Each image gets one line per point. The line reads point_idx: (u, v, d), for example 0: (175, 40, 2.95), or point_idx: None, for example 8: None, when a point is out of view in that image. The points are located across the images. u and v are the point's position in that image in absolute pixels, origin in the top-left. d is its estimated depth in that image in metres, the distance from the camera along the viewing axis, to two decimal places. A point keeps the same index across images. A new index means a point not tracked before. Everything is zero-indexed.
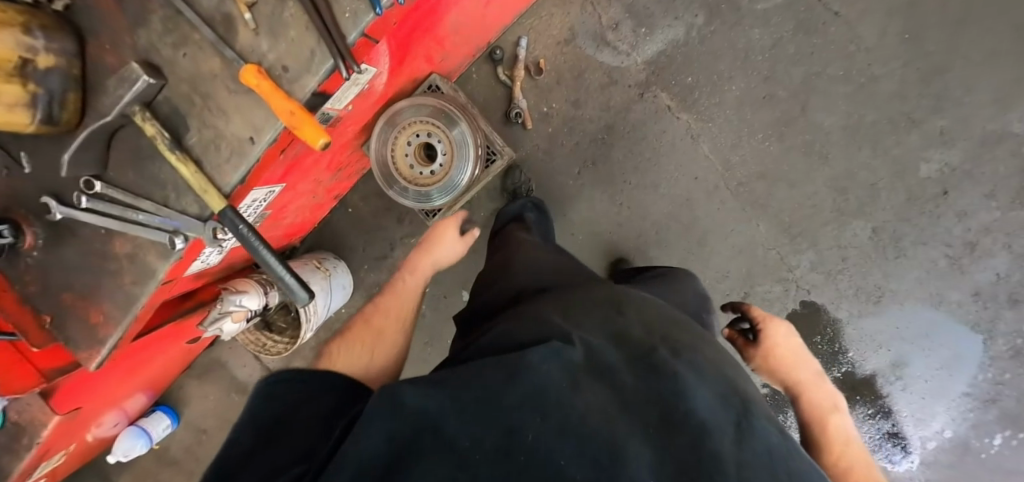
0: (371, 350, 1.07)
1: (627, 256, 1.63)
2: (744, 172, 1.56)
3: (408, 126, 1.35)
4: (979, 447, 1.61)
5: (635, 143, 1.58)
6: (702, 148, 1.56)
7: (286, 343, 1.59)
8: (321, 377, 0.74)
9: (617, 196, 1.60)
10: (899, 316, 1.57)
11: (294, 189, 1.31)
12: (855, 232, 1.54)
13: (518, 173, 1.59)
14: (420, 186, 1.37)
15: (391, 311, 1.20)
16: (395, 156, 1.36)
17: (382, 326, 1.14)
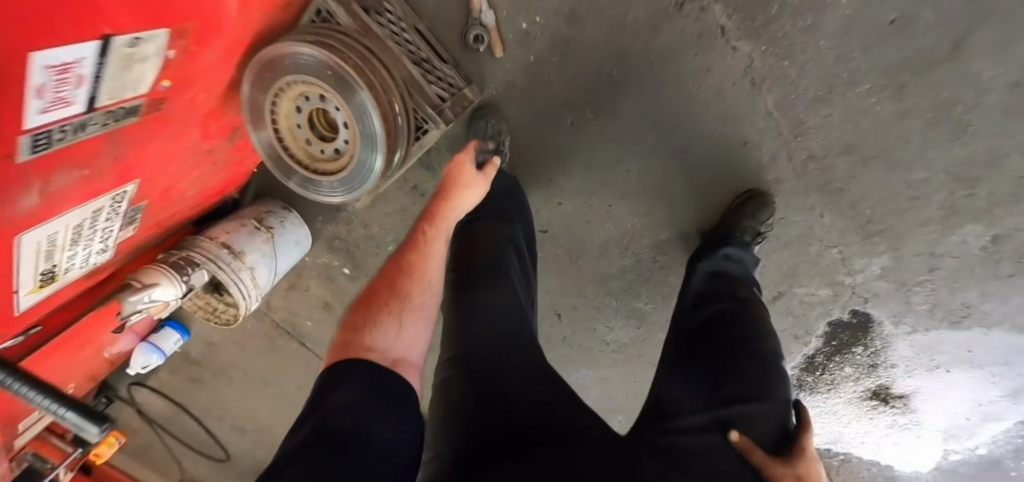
0: (397, 333, 0.77)
1: (633, 234, 1.27)
2: (819, 140, 1.05)
3: (283, 88, 0.86)
4: (1010, 466, 1.45)
5: (663, 88, 1.02)
6: (766, 101, 1.01)
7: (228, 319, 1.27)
8: (358, 365, 0.71)
9: (624, 160, 1.12)
10: (978, 341, 1.24)
11: (161, 176, 0.92)
12: (963, 239, 1.10)
13: (483, 125, 1.07)
14: (321, 176, 0.93)
15: (426, 266, 0.87)
16: (281, 132, 0.91)
17: (410, 290, 0.83)
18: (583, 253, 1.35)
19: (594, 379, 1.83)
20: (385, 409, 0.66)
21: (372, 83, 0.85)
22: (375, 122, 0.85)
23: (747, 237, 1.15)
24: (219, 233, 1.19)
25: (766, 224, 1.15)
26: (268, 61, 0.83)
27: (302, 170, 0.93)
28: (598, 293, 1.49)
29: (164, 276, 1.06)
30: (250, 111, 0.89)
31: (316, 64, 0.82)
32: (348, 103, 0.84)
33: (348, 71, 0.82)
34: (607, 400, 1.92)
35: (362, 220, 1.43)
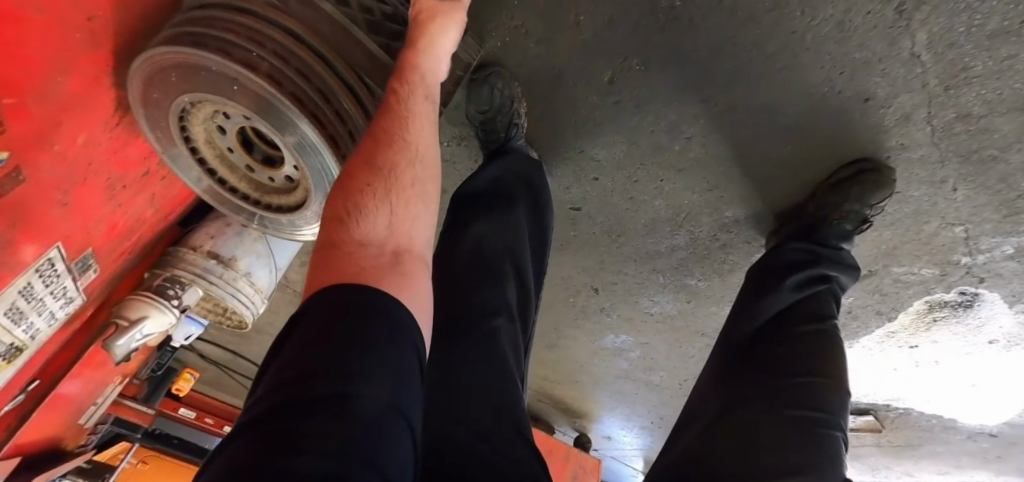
0: (394, 236, 0.52)
1: (690, 212, 0.98)
2: (983, 93, 0.70)
3: (185, 106, 0.55)
4: None
5: (753, 26, 0.66)
6: (914, 41, 0.65)
7: (238, 322, 0.99)
8: (347, 291, 0.46)
9: (683, 126, 0.80)
10: None
11: (93, 218, 0.64)
12: None
13: (485, 92, 0.76)
14: (277, 213, 0.64)
15: (413, 123, 0.57)
16: (210, 162, 0.61)
17: (397, 163, 0.54)
18: (624, 232, 1.07)
19: (634, 344, 1.63)
20: (386, 359, 0.43)
21: (311, 91, 0.53)
22: (326, 149, 0.55)
23: (849, 224, 0.88)
24: (205, 237, 0.89)
25: (875, 208, 0.85)
26: (146, 73, 0.52)
27: (253, 209, 0.65)
28: (642, 270, 1.21)
29: (150, 305, 0.86)
30: (157, 140, 0.59)
31: (216, 73, 0.50)
32: (285, 131, 0.53)
33: (264, 84, 0.50)
34: (648, 361, 1.73)
35: None
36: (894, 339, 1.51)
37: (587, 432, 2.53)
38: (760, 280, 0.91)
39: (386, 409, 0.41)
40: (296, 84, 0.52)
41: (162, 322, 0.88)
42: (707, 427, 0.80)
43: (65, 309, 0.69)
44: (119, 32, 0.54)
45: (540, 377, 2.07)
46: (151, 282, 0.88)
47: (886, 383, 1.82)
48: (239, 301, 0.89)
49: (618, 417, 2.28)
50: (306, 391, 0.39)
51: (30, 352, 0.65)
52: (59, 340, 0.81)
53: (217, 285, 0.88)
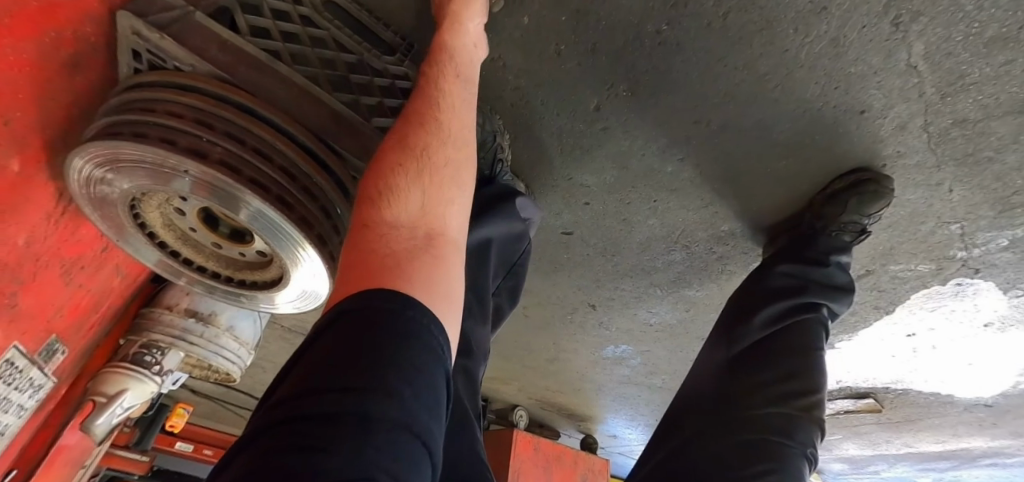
0: (429, 220, 0.47)
1: (684, 230, 0.96)
2: (980, 98, 0.68)
3: (135, 196, 0.51)
4: None
5: (743, 47, 0.62)
6: (910, 54, 0.62)
7: (225, 376, 0.94)
8: (390, 296, 0.39)
9: (674, 148, 0.77)
10: None
11: (53, 307, 0.60)
12: None
13: None
14: (252, 289, 0.60)
15: (445, 100, 0.52)
16: (173, 240, 0.58)
17: (428, 141, 0.49)
18: (618, 252, 1.04)
19: (635, 353, 1.61)
20: (416, 378, 0.36)
21: (273, 173, 0.48)
22: (295, 232, 0.51)
23: (846, 235, 0.85)
24: (180, 293, 0.86)
25: (873, 217, 0.83)
26: (87, 168, 0.48)
27: (226, 287, 0.61)
28: (639, 284, 1.19)
29: (130, 378, 0.84)
30: (111, 229, 0.55)
31: (163, 165, 0.46)
32: (245, 214, 0.49)
33: (216, 172, 0.46)
34: (650, 366, 1.71)
35: None
36: (894, 330, 1.50)
37: (592, 433, 2.51)
38: (738, 309, 0.89)
39: (414, 439, 0.34)
40: (255, 167, 0.48)
41: (144, 391, 0.86)
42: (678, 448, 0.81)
43: (36, 396, 0.64)
44: (48, 118, 0.49)
45: (542, 388, 2.04)
46: (128, 354, 0.85)
47: (885, 369, 1.83)
48: (224, 358, 0.86)
49: (622, 418, 2.28)
50: (323, 399, 0.33)
51: (1, 450, 0.61)
52: (33, 426, 0.77)
53: (199, 344, 0.84)
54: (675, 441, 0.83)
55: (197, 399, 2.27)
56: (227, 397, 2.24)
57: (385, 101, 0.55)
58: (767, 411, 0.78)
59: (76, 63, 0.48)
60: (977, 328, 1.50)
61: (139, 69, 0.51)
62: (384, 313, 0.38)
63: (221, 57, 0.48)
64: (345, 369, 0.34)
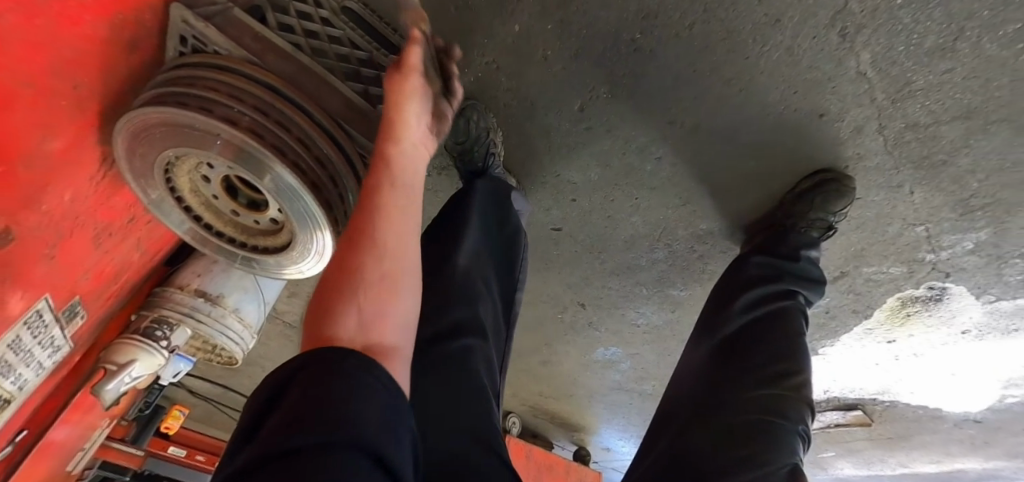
0: (378, 287, 0.48)
1: (666, 228, 1.02)
2: (928, 103, 0.76)
3: (170, 160, 0.58)
4: None
5: (710, 54, 0.70)
6: (859, 62, 0.69)
7: (227, 358, 1.02)
8: (344, 355, 0.41)
9: (654, 148, 0.85)
10: None
11: (82, 269, 0.66)
12: None
13: (461, 125, 0.78)
14: (263, 254, 0.67)
15: (383, 211, 0.52)
16: (199, 207, 0.64)
17: (364, 260, 0.49)
18: (605, 249, 1.11)
19: (625, 356, 1.65)
20: (370, 412, 0.38)
21: (292, 142, 0.56)
22: (308, 196, 0.57)
23: (815, 232, 0.92)
24: (191, 275, 0.93)
25: (838, 215, 0.89)
26: (132, 133, 0.55)
27: (242, 252, 0.67)
28: (626, 283, 1.25)
29: (142, 350, 0.90)
30: (145, 194, 0.62)
31: (200, 129, 0.53)
32: (266, 179, 0.56)
33: (243, 137, 0.53)
34: (639, 371, 1.76)
35: None
36: (873, 337, 1.56)
37: (586, 444, 2.53)
38: (722, 298, 0.95)
39: (368, 460, 0.36)
40: (276, 137, 0.55)
41: (153, 364, 0.92)
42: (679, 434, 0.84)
43: (53, 358, 0.70)
44: (106, 90, 0.56)
45: (535, 394, 2.08)
46: (139, 328, 0.91)
47: (870, 378, 1.87)
48: (228, 338, 0.92)
49: (615, 428, 2.29)
50: (286, 439, 0.34)
51: (19, 402, 0.66)
52: (48, 388, 0.83)
53: (206, 322, 0.91)
54: (672, 427, 0.86)
55: (192, 402, 2.33)
56: (226, 396, 2.29)
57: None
58: (762, 393, 0.82)
59: (133, 45, 0.56)
60: (955, 337, 1.55)
61: (184, 54, 0.58)
62: (338, 364, 0.40)
63: (253, 45, 0.56)
64: (303, 411, 0.36)
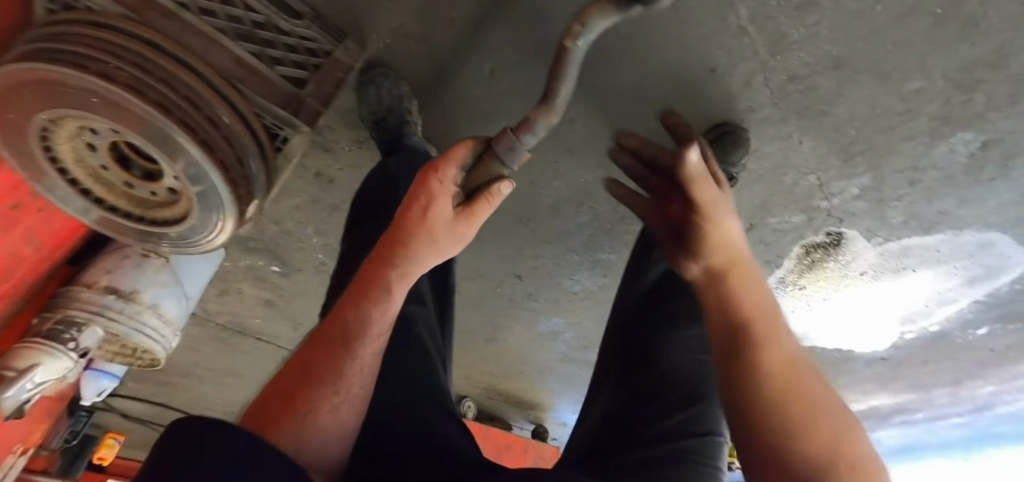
0: (340, 403, 0.61)
1: (587, 190, 1.07)
2: (803, 56, 0.84)
3: (46, 125, 0.54)
4: (960, 334, 1.84)
5: None
6: (738, 17, 0.76)
7: (151, 360, 1.00)
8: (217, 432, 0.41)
9: (566, 110, 0.89)
10: (962, 247, 1.39)
11: None
12: (950, 149, 1.07)
13: (373, 93, 0.81)
14: (165, 227, 0.64)
15: (351, 368, 0.62)
16: (85, 180, 0.61)
17: (319, 404, 0.60)
18: (533, 215, 1.15)
19: (567, 326, 1.69)
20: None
21: (177, 98, 0.53)
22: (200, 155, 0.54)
23: (720, 182, 1.00)
24: (101, 272, 0.89)
25: (737, 165, 0.98)
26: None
27: (139, 226, 0.65)
28: (558, 250, 1.30)
29: (48, 355, 0.84)
30: (26, 167, 0.59)
31: (72, 87, 0.49)
32: (152, 139, 0.52)
33: (120, 92, 0.49)
34: (582, 341, 1.79)
35: (272, 218, 1.20)
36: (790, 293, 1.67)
37: (543, 422, 2.57)
38: (645, 247, 1.01)
39: None
40: (158, 92, 0.52)
41: (59, 369, 0.86)
42: (621, 382, 0.87)
43: None
44: None
45: (486, 374, 2.10)
46: (43, 330, 0.86)
47: None
48: (147, 336, 0.88)
49: (569, 402, 2.33)
50: None
51: None
52: None
53: (120, 320, 0.86)
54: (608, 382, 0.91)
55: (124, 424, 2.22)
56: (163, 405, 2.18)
57: (289, 55, 0.67)
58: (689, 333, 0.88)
59: None
60: None
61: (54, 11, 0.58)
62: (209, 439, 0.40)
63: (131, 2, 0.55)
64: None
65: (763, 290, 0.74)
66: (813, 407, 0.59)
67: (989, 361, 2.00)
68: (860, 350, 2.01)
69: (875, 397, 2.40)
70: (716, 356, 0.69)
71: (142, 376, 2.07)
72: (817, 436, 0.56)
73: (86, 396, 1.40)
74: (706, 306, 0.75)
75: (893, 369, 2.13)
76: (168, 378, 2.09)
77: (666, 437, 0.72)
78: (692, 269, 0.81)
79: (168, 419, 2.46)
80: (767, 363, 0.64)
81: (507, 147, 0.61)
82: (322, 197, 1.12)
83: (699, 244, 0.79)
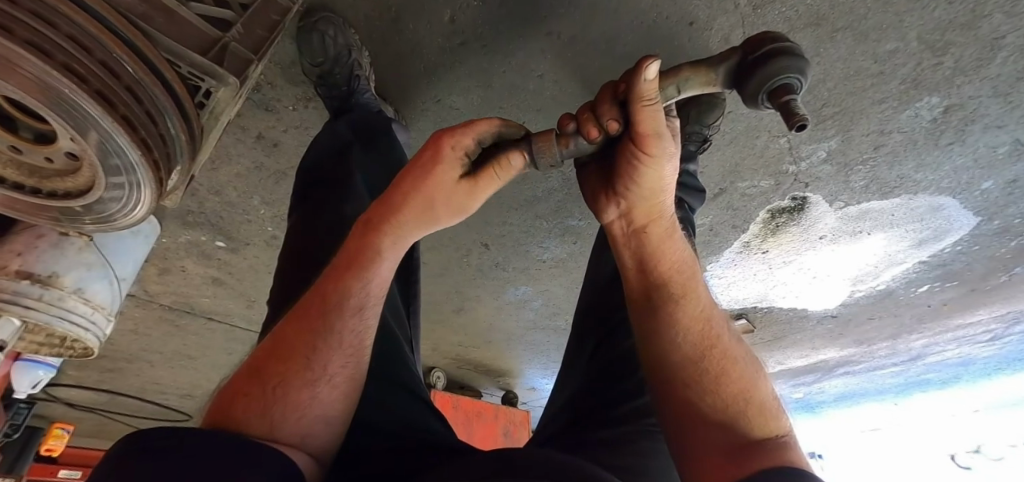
0: (318, 382, 0.52)
1: None
2: (784, 10, 0.79)
3: None
4: (906, 291, 1.91)
5: None
6: None
7: (83, 350, 0.91)
8: (175, 434, 0.40)
9: (532, 64, 0.83)
10: (916, 209, 1.41)
11: None
12: (916, 113, 1.06)
13: (317, 41, 0.76)
14: (67, 199, 0.55)
15: (325, 338, 0.53)
16: None
17: (291, 381, 0.51)
18: None
19: (535, 294, 1.65)
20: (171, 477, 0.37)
21: (60, 40, 0.42)
22: (98, 112, 0.45)
23: (692, 145, 0.96)
24: (10, 255, 0.76)
25: (712, 127, 0.94)
26: None
27: (35, 200, 0.56)
28: (526, 217, 1.26)
29: None
30: None
31: None
32: (30, 92, 0.42)
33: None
34: (550, 309, 1.76)
35: (211, 187, 1.09)
36: (756, 259, 1.67)
37: (512, 388, 2.57)
38: None
39: None
40: (31, 29, 0.40)
41: None
42: (593, 358, 0.78)
43: None
44: None
45: (453, 344, 2.06)
46: None
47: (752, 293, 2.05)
48: (73, 324, 0.79)
49: (537, 368, 2.34)
50: None
51: None
52: None
53: (39, 308, 0.76)
54: (570, 352, 0.86)
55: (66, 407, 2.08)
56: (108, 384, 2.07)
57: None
58: None
59: None
60: None
61: None
62: (169, 443, 0.40)
63: None
64: None
65: (680, 241, 0.64)
66: (729, 359, 0.57)
67: (928, 316, 2.11)
68: (813, 310, 2.06)
69: (825, 352, 2.51)
70: (633, 314, 0.65)
71: (83, 364, 1.93)
72: (726, 389, 0.55)
73: (20, 390, 1.29)
74: (626, 257, 0.64)
75: (842, 327, 2.21)
76: (115, 364, 1.95)
77: (639, 416, 0.66)
78: (612, 212, 0.62)
79: (116, 404, 2.33)
80: (683, 320, 0.60)
81: (547, 162, 0.51)
82: (267, 163, 1.01)
83: (624, 184, 0.58)
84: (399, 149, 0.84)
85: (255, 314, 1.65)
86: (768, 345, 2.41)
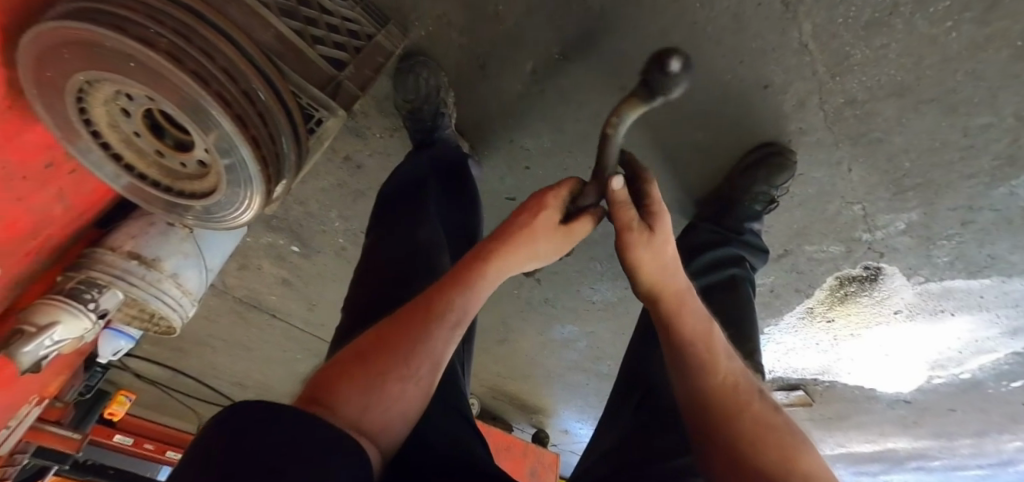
0: (410, 378, 0.54)
1: None
2: (864, 79, 0.80)
3: (83, 86, 0.54)
4: (993, 384, 1.74)
5: (656, 16, 0.75)
6: (798, 31, 0.75)
7: (167, 327, 1.02)
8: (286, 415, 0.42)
9: (606, 114, 0.88)
10: (1008, 294, 1.31)
11: None
12: (1009, 194, 1.01)
13: (411, 82, 0.82)
14: (190, 199, 0.64)
15: (421, 344, 0.56)
16: (117, 141, 0.61)
17: (386, 370, 0.53)
18: None
19: (581, 335, 1.65)
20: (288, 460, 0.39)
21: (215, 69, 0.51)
22: (233, 129, 0.53)
23: (758, 205, 0.95)
24: (125, 237, 0.88)
25: (780, 189, 0.93)
26: (34, 63, 0.53)
27: (165, 196, 0.64)
28: (582, 256, 1.28)
29: (68, 313, 0.81)
30: (57, 125, 0.58)
31: (112, 49, 0.48)
32: (184, 108, 0.51)
33: (160, 59, 0.48)
34: (594, 352, 1.74)
35: (296, 198, 1.19)
36: (818, 327, 1.58)
37: (544, 427, 2.53)
38: None
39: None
40: (197, 62, 0.50)
41: (78, 328, 0.83)
42: (639, 410, 0.78)
43: None
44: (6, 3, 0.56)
45: (493, 374, 2.08)
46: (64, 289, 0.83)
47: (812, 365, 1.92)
48: (165, 303, 0.89)
49: (573, 410, 2.29)
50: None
51: None
52: None
53: (140, 287, 0.86)
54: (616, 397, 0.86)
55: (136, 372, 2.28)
56: (175, 356, 2.24)
57: (329, 36, 0.67)
58: None
59: None
60: None
61: None
62: (282, 423, 0.42)
63: None
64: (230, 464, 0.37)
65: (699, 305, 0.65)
66: (768, 426, 0.56)
67: (1022, 416, 1.90)
68: (881, 391, 1.91)
69: (892, 439, 2.30)
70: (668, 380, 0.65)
71: (158, 340, 2.10)
72: (769, 453, 0.53)
73: (103, 355, 1.43)
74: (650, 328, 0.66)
75: (915, 415, 2.03)
76: (183, 344, 2.12)
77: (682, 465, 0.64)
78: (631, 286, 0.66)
79: (176, 381, 2.50)
80: (713, 388, 0.59)
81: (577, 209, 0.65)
82: (349, 182, 1.10)
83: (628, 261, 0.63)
84: (465, 185, 0.90)
85: (314, 317, 1.75)
86: (827, 423, 2.24)
